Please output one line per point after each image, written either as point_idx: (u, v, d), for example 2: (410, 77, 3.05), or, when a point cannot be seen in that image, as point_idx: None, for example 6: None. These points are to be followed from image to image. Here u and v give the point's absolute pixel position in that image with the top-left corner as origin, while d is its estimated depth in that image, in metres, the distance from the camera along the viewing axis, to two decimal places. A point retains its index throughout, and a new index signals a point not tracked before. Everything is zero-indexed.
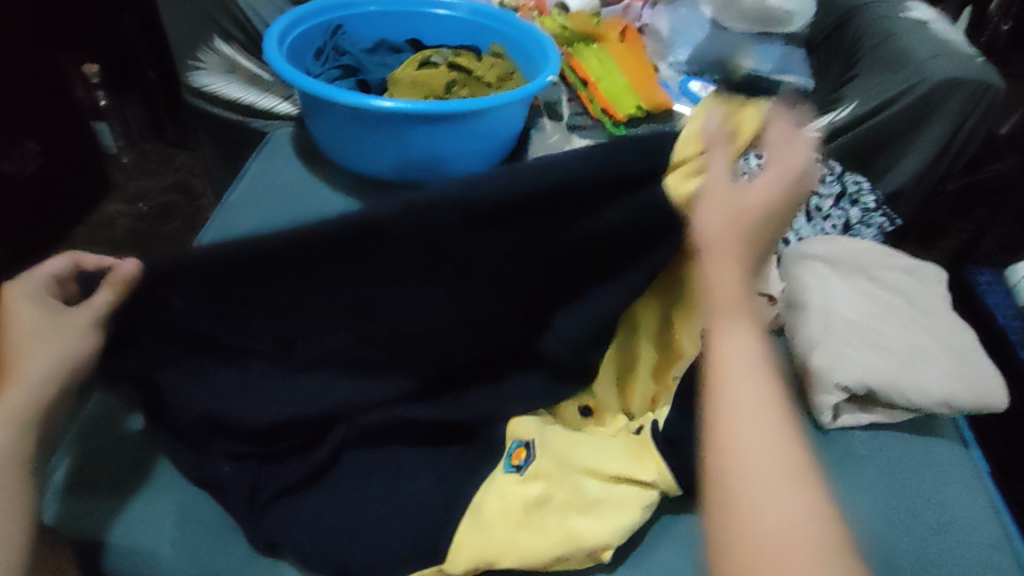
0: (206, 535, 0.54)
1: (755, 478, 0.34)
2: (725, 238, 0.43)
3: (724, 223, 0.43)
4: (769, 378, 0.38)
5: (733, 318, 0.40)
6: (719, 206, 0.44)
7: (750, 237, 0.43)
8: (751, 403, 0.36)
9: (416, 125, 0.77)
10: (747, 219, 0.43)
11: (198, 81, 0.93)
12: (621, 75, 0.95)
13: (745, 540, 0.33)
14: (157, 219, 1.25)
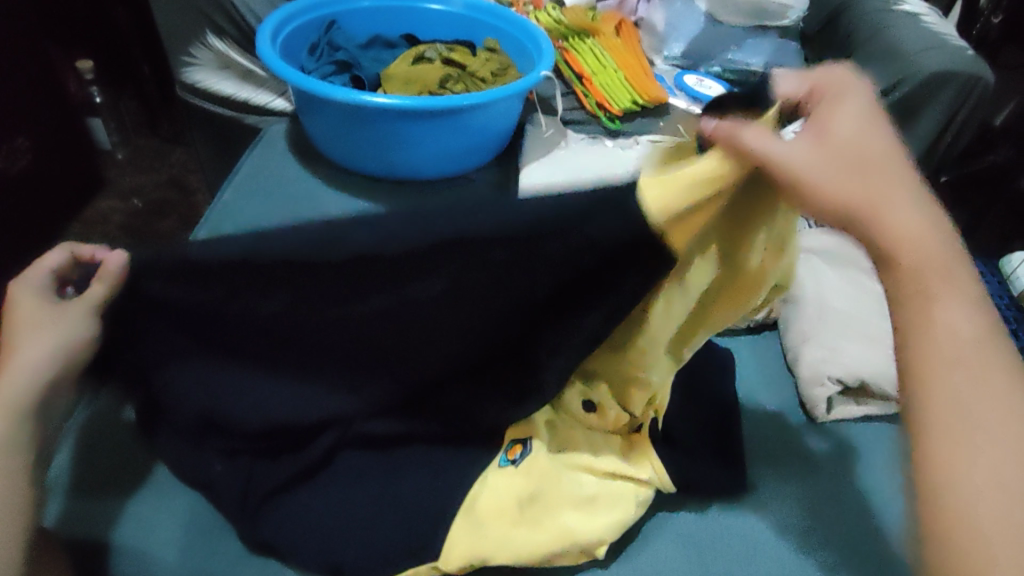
0: (201, 532, 0.54)
1: (994, 474, 0.35)
2: (876, 202, 0.40)
3: (876, 187, 0.41)
4: (978, 346, 0.38)
5: (934, 286, 0.39)
6: (856, 171, 0.41)
7: (911, 197, 0.41)
8: (961, 376, 0.37)
9: (411, 121, 0.77)
10: (898, 181, 0.41)
11: (192, 77, 0.93)
12: (615, 70, 0.96)
13: (975, 511, 0.34)
14: (152, 216, 1.24)
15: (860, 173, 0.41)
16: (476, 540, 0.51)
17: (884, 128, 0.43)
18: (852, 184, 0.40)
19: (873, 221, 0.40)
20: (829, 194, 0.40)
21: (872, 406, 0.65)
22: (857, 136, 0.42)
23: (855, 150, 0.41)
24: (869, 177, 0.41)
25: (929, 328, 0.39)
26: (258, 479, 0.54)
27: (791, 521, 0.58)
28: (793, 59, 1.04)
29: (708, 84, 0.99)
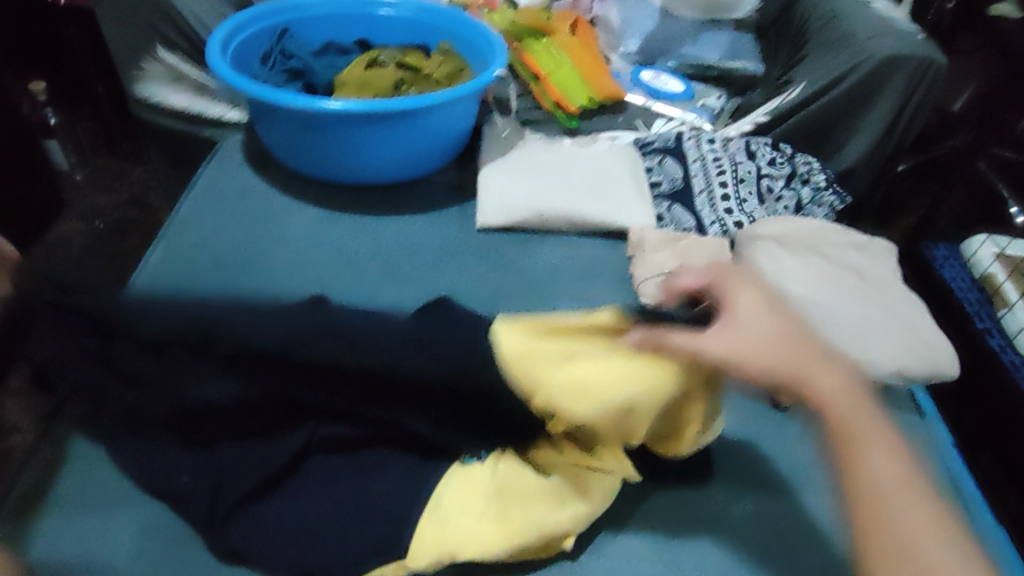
0: (167, 546, 0.52)
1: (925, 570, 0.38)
2: (793, 363, 0.46)
3: (787, 351, 0.46)
4: (899, 456, 0.42)
5: (865, 434, 0.43)
6: (763, 341, 0.47)
7: (817, 356, 0.47)
8: (897, 487, 0.41)
9: (366, 126, 0.76)
10: (802, 346, 0.47)
11: (141, 91, 0.91)
12: (571, 67, 0.95)
13: None
14: (114, 236, 1.21)
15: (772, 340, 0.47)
16: (441, 538, 0.50)
17: (776, 307, 0.50)
18: (767, 353, 0.46)
19: (790, 383, 0.46)
20: (747, 367, 0.47)
21: None
22: (761, 313, 0.49)
23: (757, 324, 0.48)
24: (783, 343, 0.47)
25: (865, 464, 0.42)
26: (220, 489, 0.52)
27: (761, 508, 0.58)
28: (750, 53, 1.04)
29: (664, 79, 1.00)
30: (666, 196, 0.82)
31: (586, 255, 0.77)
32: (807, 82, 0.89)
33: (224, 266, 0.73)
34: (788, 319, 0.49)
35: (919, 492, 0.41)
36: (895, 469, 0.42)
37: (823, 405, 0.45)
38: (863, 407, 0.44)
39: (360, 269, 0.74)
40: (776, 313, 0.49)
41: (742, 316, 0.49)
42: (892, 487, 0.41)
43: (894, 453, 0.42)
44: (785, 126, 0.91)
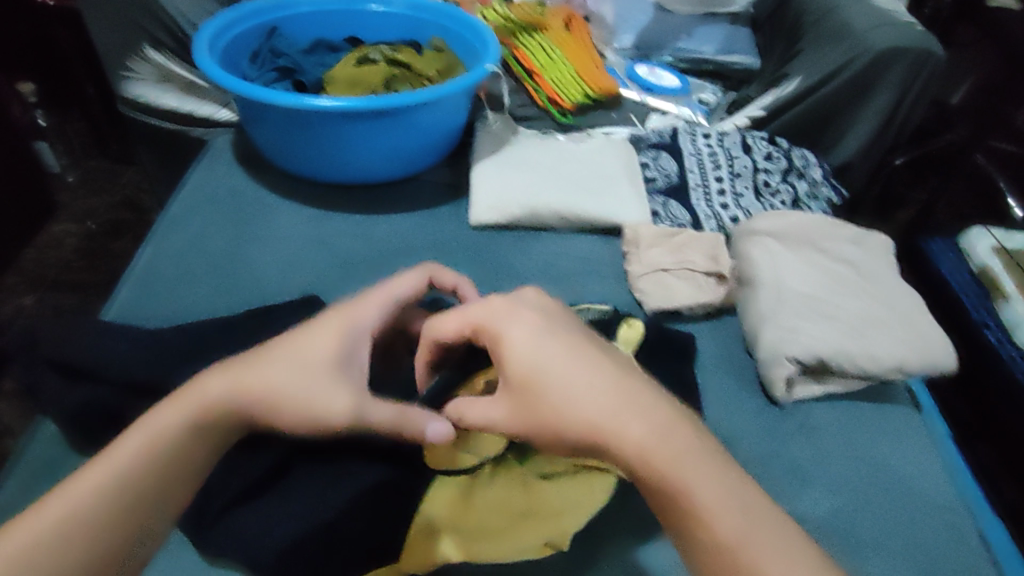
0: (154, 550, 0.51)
1: None
2: (601, 417, 0.40)
3: (588, 405, 0.41)
4: (736, 505, 0.38)
5: (690, 481, 0.38)
6: (559, 397, 0.41)
7: (623, 397, 0.41)
8: (746, 547, 0.36)
9: (356, 124, 0.75)
10: (600, 391, 0.41)
11: (133, 91, 0.90)
12: (565, 63, 0.95)
13: None
14: (108, 238, 1.21)
15: (557, 389, 0.42)
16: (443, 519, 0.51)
17: (569, 341, 0.44)
18: (570, 413, 0.41)
19: (601, 441, 0.40)
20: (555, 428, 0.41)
21: (832, 384, 0.64)
22: (524, 361, 0.43)
23: (528, 383, 0.43)
24: (574, 396, 0.41)
25: (698, 528, 0.37)
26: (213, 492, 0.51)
27: None
28: (746, 47, 1.04)
29: (659, 74, 0.99)
30: (661, 192, 0.81)
31: (580, 252, 0.76)
32: (804, 75, 0.88)
33: (217, 270, 0.72)
34: (569, 355, 0.43)
35: (767, 545, 0.36)
36: (722, 501, 0.38)
37: (633, 465, 0.40)
38: (670, 436, 0.40)
39: (353, 269, 0.73)
40: (572, 350, 0.43)
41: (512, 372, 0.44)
42: (725, 522, 0.37)
43: (715, 481, 0.39)
44: (781, 119, 0.89)
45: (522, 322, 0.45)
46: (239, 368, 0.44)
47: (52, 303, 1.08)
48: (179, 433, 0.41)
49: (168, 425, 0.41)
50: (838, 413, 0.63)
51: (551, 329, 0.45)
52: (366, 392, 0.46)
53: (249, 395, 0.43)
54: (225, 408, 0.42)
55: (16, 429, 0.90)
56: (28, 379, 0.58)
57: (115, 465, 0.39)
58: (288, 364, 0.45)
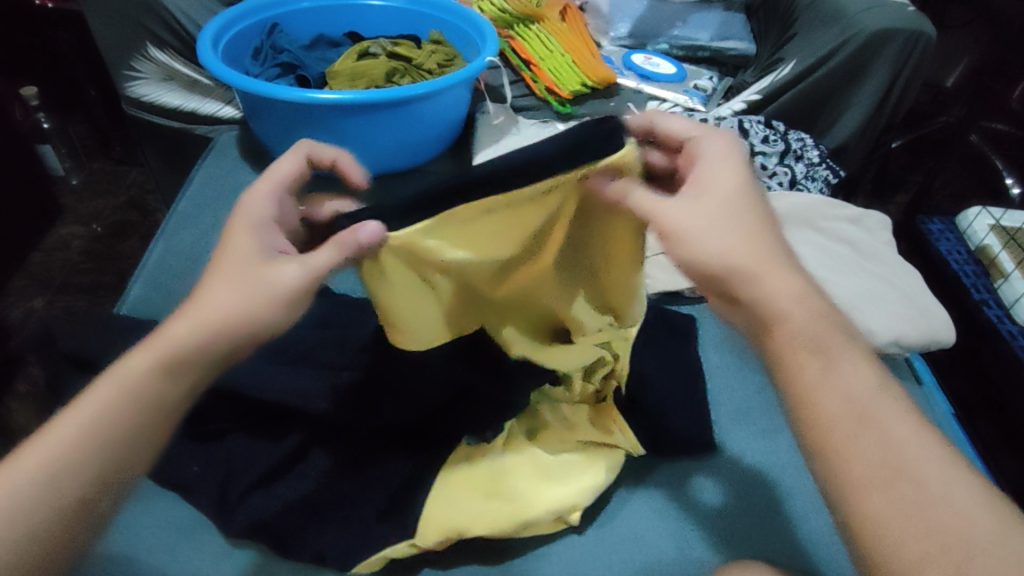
0: (183, 532, 0.52)
1: None
2: (752, 263, 0.42)
3: (756, 252, 0.42)
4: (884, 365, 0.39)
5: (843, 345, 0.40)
6: (754, 242, 0.43)
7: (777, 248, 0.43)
8: None
9: (359, 115, 0.76)
10: (766, 244, 0.43)
11: (135, 91, 0.91)
12: (562, 53, 0.96)
13: None
14: (113, 238, 1.22)
15: (744, 241, 0.43)
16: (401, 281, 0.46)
17: (754, 204, 0.44)
18: (737, 252, 0.42)
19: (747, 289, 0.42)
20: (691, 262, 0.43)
21: None
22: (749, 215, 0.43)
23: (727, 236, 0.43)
24: (749, 245, 0.42)
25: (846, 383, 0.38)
26: (233, 476, 0.52)
27: (768, 475, 0.59)
28: (741, 34, 1.04)
29: (656, 62, 1.00)
30: None
31: None
32: (798, 59, 0.89)
33: None
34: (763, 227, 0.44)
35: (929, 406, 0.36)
36: None
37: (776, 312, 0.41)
38: (859, 373, 0.40)
39: None
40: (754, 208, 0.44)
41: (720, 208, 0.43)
42: None
43: None
44: (777, 103, 0.90)
45: (729, 170, 0.45)
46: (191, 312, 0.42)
47: (62, 304, 1.10)
48: (148, 381, 0.40)
49: (144, 386, 0.40)
50: None
51: (746, 191, 0.44)
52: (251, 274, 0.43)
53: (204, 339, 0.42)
54: (180, 354, 0.41)
55: (35, 426, 0.92)
56: (54, 374, 0.60)
57: (114, 426, 0.39)
58: (221, 301, 0.42)
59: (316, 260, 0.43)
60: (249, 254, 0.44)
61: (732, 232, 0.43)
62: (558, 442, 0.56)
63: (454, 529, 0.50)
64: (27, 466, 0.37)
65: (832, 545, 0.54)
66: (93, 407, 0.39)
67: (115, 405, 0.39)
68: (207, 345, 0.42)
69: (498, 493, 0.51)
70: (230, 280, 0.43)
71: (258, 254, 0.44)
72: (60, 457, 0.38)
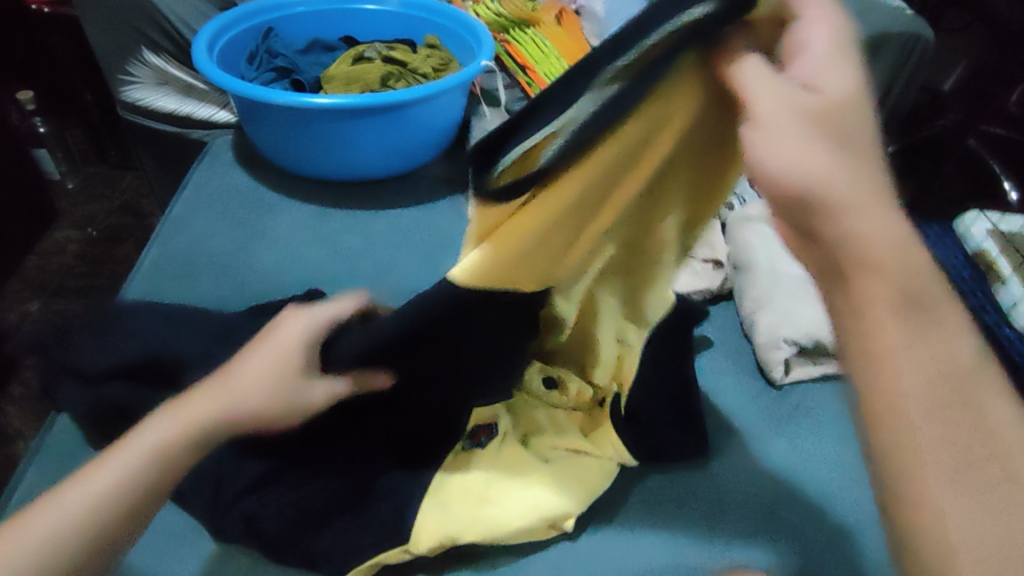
0: (173, 540, 0.51)
1: None
2: (846, 197, 0.32)
3: (859, 185, 0.32)
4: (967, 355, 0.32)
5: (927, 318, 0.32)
6: (858, 172, 0.33)
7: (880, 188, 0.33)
8: None
9: (353, 120, 0.76)
10: (871, 179, 0.33)
11: (131, 95, 0.91)
12: (557, 57, 0.96)
13: None
14: (109, 242, 1.22)
15: (851, 166, 0.33)
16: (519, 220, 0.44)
17: (865, 133, 0.34)
18: (839, 177, 0.32)
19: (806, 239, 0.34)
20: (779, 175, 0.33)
21: (830, 365, 0.66)
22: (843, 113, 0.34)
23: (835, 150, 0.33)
24: (857, 174, 0.33)
25: None
26: (224, 483, 0.52)
27: (765, 481, 0.58)
28: None
29: None
30: None
31: None
32: None
33: (219, 266, 0.73)
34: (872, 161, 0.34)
35: None
36: None
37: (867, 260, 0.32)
38: None
39: (352, 263, 0.74)
40: (864, 137, 0.34)
41: (832, 122, 0.34)
42: None
43: None
44: None
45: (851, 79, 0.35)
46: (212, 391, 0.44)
47: (56, 308, 1.09)
48: (176, 451, 0.42)
49: (171, 454, 0.41)
50: (834, 393, 0.65)
51: (858, 111, 0.34)
52: (286, 376, 0.46)
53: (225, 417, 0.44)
54: (206, 430, 0.43)
55: (28, 431, 0.92)
56: (44, 380, 0.60)
57: (138, 483, 0.40)
58: (249, 390, 0.45)
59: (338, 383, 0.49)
60: (286, 356, 0.47)
61: (836, 154, 0.33)
62: (550, 449, 0.55)
63: (447, 536, 0.49)
64: (60, 507, 0.38)
65: (828, 552, 0.54)
66: (121, 466, 0.40)
67: (142, 467, 0.40)
68: (232, 424, 0.44)
69: (491, 500, 0.51)
70: (263, 377, 0.46)
71: (295, 362, 0.47)
72: (85, 505, 0.38)
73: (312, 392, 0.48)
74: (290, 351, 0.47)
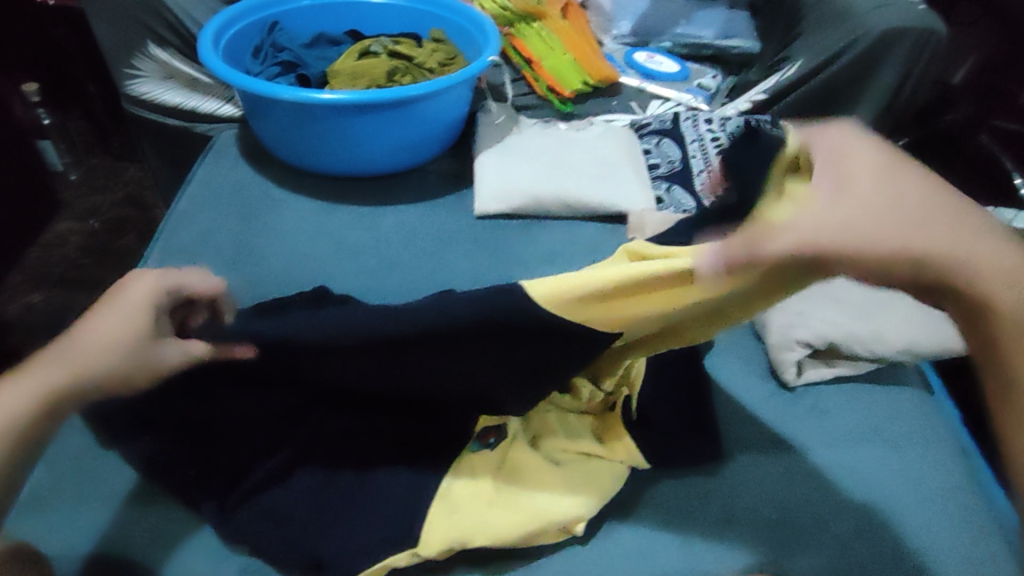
0: (182, 540, 0.52)
1: None
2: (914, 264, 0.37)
3: (925, 252, 0.36)
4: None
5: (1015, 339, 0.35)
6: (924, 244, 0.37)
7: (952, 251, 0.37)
8: None
9: (359, 115, 0.75)
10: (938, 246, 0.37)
11: (136, 89, 0.90)
12: (564, 51, 0.94)
13: None
14: (111, 235, 1.22)
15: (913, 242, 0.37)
16: (621, 293, 0.43)
17: (922, 205, 0.38)
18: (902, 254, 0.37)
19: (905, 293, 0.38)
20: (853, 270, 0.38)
21: (842, 367, 0.66)
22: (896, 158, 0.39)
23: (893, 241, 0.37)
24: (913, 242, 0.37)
25: None
26: (231, 483, 0.52)
27: (772, 482, 0.58)
28: (744, 31, 1.03)
29: (659, 60, 0.99)
30: (664, 178, 0.81)
31: (583, 240, 0.77)
32: (805, 58, 0.88)
33: (225, 264, 0.72)
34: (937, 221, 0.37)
35: None
36: None
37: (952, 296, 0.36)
38: None
39: (359, 260, 0.74)
40: (919, 206, 0.37)
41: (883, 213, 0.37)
42: None
43: None
44: (782, 104, 0.90)
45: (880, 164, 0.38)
46: (49, 356, 0.44)
47: (59, 301, 1.09)
48: (23, 421, 0.42)
49: (20, 424, 0.42)
50: (844, 395, 0.65)
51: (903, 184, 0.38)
52: (136, 338, 0.47)
53: (73, 379, 0.44)
54: (58, 393, 0.43)
55: None
56: None
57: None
58: (96, 351, 0.45)
59: (193, 345, 0.50)
60: (131, 319, 0.47)
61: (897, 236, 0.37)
62: (562, 454, 0.55)
63: (457, 539, 0.50)
64: None
65: (835, 556, 0.54)
66: None
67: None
68: (84, 385, 0.45)
69: (501, 504, 0.51)
70: (109, 338, 0.46)
71: (143, 326, 0.47)
72: None
73: (166, 355, 0.49)
74: (144, 314, 0.48)
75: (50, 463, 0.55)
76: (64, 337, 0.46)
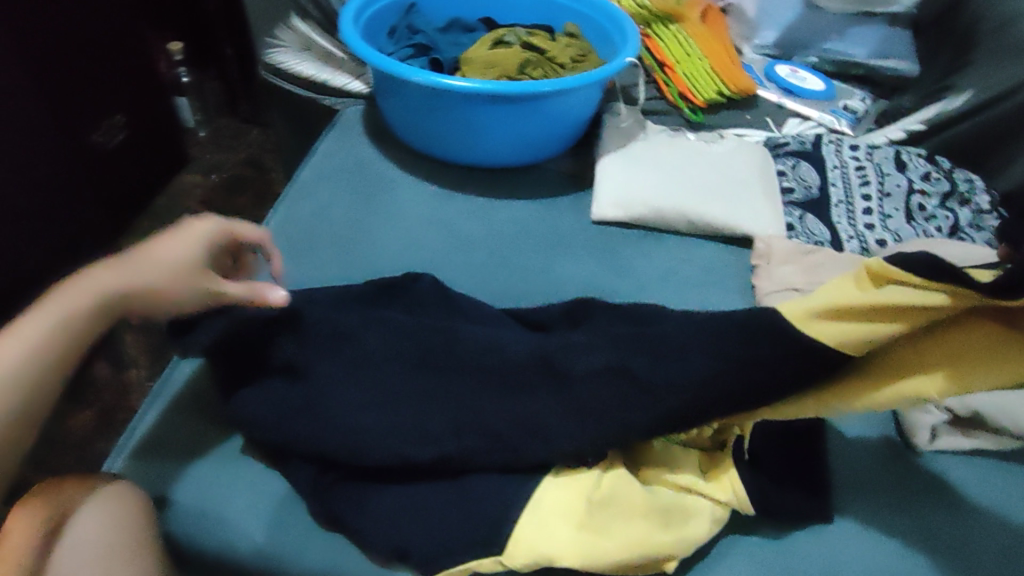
0: (274, 506, 0.53)
1: None
2: None
3: None
4: None
5: None
6: None
7: None
8: None
9: (488, 105, 0.75)
10: None
11: (274, 57, 0.93)
12: (701, 58, 0.91)
13: None
14: (231, 193, 1.28)
15: None
16: (851, 305, 0.42)
17: None
18: None
19: None
20: None
21: (984, 440, 0.59)
22: None
23: None
24: None
25: None
26: (327, 462, 0.53)
27: (887, 552, 0.53)
28: (903, 50, 0.95)
29: (802, 75, 0.93)
30: (798, 205, 0.76)
31: (701, 258, 0.73)
32: (976, 90, 0.81)
33: (340, 240, 0.73)
34: None
35: None
36: None
37: None
38: None
39: (470, 252, 0.73)
40: None
41: None
42: None
43: None
44: (938, 138, 0.83)
45: None
46: (118, 263, 0.50)
47: None
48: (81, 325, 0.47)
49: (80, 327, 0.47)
50: (981, 471, 0.58)
51: None
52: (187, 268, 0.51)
53: (118, 288, 0.49)
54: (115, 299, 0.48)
55: (141, 361, 0.98)
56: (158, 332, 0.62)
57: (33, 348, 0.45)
58: (150, 268, 0.50)
59: (232, 287, 0.53)
60: (184, 249, 0.51)
61: None
62: (663, 482, 0.53)
63: (546, 557, 0.48)
64: None
65: None
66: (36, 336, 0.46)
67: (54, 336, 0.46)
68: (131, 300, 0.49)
69: (594, 525, 0.49)
70: (168, 260, 0.51)
71: (189, 254, 0.52)
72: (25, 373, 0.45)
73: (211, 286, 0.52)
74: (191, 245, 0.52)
75: (166, 412, 0.58)
76: (139, 249, 0.51)
